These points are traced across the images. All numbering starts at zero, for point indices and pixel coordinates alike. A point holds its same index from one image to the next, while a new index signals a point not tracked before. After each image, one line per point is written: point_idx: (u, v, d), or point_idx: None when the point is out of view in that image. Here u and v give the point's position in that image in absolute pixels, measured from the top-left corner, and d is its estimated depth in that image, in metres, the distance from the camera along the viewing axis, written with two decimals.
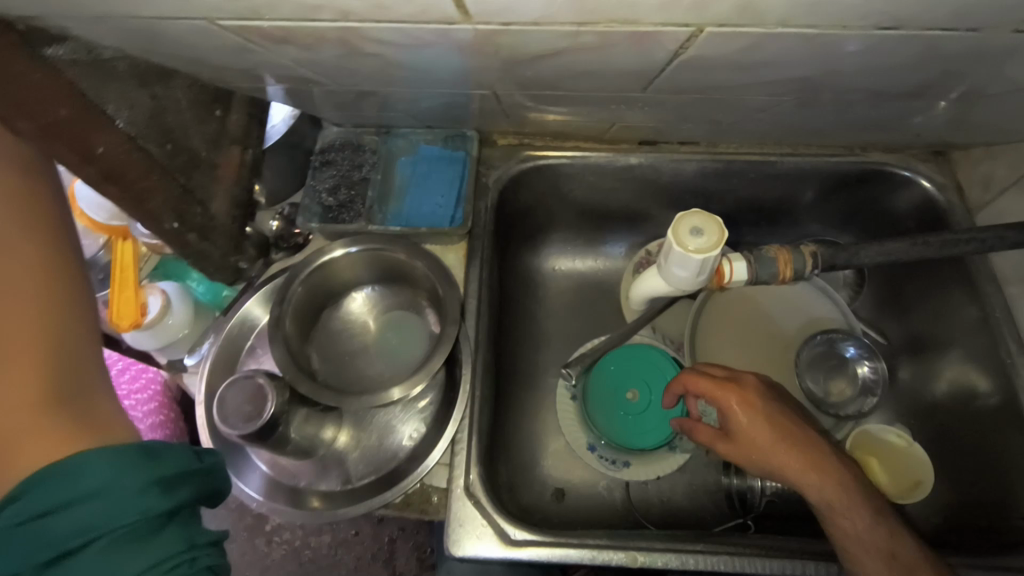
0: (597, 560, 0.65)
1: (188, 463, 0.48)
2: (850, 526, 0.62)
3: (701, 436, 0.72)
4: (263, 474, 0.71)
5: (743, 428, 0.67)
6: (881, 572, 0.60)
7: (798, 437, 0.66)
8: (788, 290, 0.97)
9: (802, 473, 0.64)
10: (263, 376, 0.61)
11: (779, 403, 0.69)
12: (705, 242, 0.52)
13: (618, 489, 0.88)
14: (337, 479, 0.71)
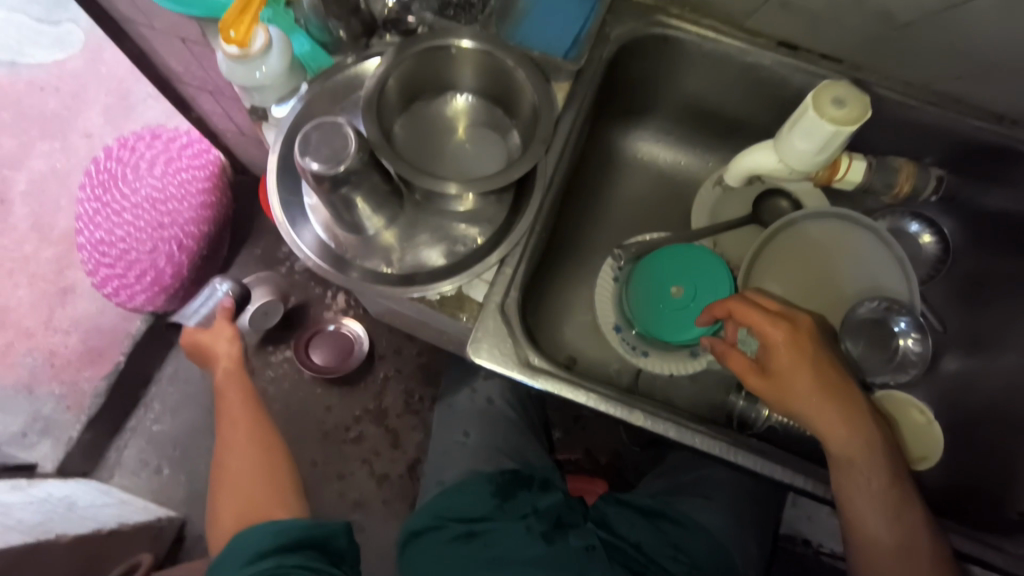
0: (602, 409, 0.68)
1: (309, 530, 0.74)
2: (862, 481, 0.63)
3: (733, 365, 0.68)
4: (317, 234, 0.73)
5: (784, 367, 0.64)
6: (876, 522, 0.62)
7: (836, 388, 0.64)
8: (858, 244, 0.89)
9: (831, 424, 0.63)
10: (351, 129, 0.62)
11: (828, 352, 0.66)
12: (846, 111, 0.63)
13: (628, 374, 0.90)
14: (381, 260, 0.73)
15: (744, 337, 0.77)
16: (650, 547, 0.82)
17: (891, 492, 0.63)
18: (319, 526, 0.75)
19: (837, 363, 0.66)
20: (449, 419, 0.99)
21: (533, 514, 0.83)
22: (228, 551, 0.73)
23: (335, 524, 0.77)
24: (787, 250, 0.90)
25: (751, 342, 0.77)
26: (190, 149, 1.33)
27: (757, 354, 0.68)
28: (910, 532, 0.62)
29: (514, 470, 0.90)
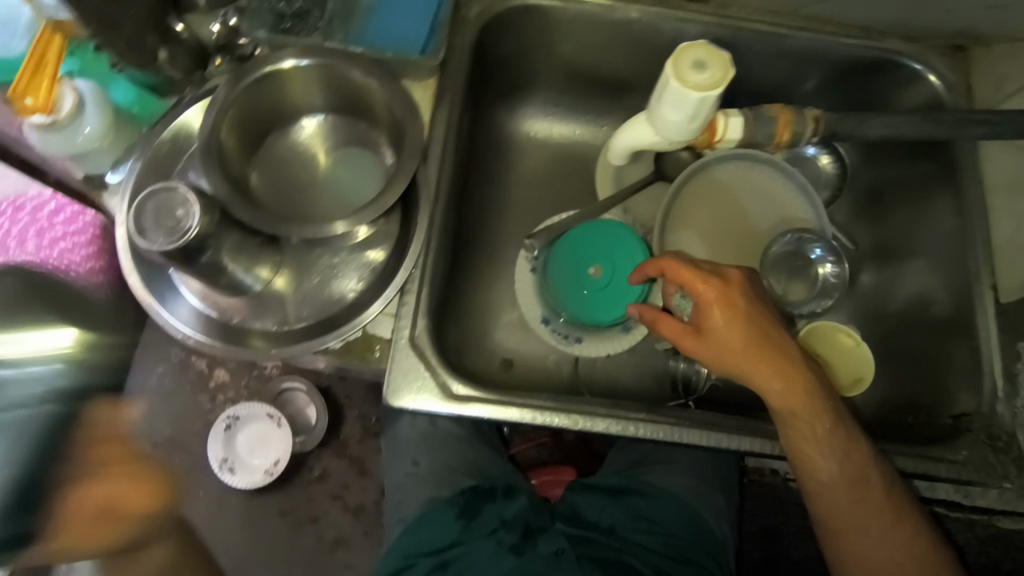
0: (539, 421, 0.66)
1: None
2: (809, 430, 0.62)
3: (667, 331, 0.66)
4: (193, 305, 0.67)
5: (718, 327, 0.63)
6: (829, 467, 0.62)
7: (772, 340, 0.63)
8: (762, 180, 0.89)
9: (770, 379, 0.62)
10: (186, 191, 0.57)
11: (761, 304, 0.65)
12: (707, 75, 0.62)
13: (566, 363, 0.87)
14: (274, 319, 0.67)
15: (679, 301, 0.70)
16: (623, 528, 0.82)
17: (838, 436, 0.62)
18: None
19: (770, 314, 0.65)
20: (394, 449, 0.94)
21: (501, 527, 0.80)
22: None
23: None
24: (693, 201, 0.89)
25: (685, 305, 0.69)
26: (64, 215, 1.05)
27: (690, 316, 0.66)
28: (861, 470, 0.62)
29: (473, 486, 0.87)
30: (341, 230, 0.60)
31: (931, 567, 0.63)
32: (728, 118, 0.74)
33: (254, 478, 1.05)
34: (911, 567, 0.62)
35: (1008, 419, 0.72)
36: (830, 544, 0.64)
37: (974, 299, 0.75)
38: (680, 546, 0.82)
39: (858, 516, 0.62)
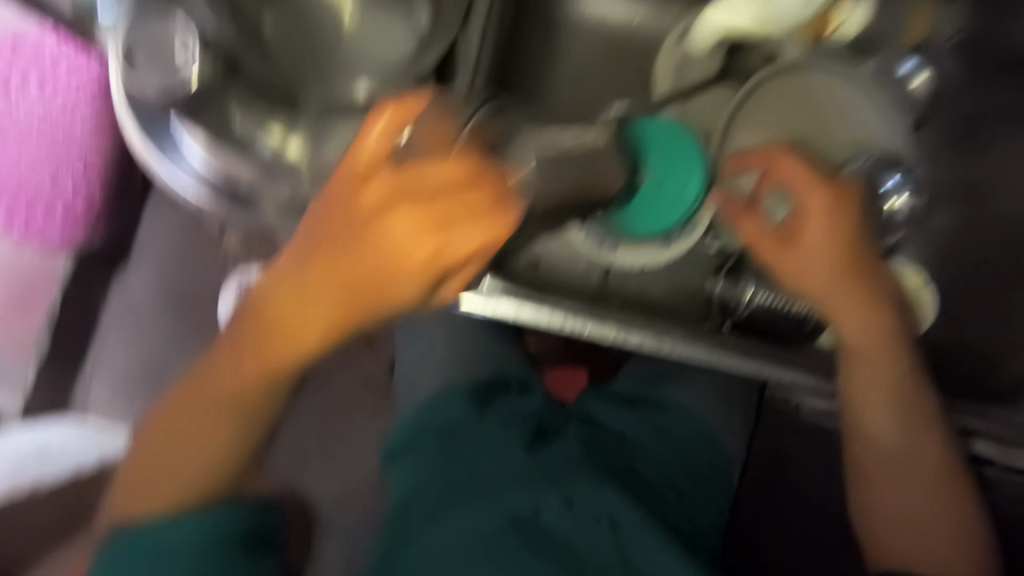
0: (568, 326, 0.67)
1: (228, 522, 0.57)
2: (864, 368, 0.60)
3: (749, 231, 0.61)
4: (196, 162, 0.59)
5: (811, 241, 0.59)
6: (879, 412, 0.59)
7: (865, 270, 0.59)
8: (846, 90, 0.75)
9: (853, 303, 0.59)
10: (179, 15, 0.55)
11: (864, 227, 0.60)
12: None
13: (597, 270, 0.80)
14: (285, 188, 0.60)
15: (772, 203, 0.62)
16: (635, 436, 0.82)
17: (899, 383, 0.59)
18: (228, 525, 0.56)
19: (870, 244, 0.60)
20: (410, 337, 0.91)
21: (514, 418, 0.79)
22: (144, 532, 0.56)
23: (233, 503, 0.58)
24: (768, 108, 0.76)
25: (779, 209, 0.61)
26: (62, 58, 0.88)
27: (779, 223, 0.61)
28: (916, 420, 0.60)
29: (488, 380, 0.85)
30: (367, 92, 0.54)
31: (965, 529, 0.59)
32: (853, 5, 0.76)
33: None
34: (942, 524, 0.58)
35: None
36: (858, 479, 0.61)
37: None
38: (690, 462, 0.82)
39: (892, 460, 0.60)
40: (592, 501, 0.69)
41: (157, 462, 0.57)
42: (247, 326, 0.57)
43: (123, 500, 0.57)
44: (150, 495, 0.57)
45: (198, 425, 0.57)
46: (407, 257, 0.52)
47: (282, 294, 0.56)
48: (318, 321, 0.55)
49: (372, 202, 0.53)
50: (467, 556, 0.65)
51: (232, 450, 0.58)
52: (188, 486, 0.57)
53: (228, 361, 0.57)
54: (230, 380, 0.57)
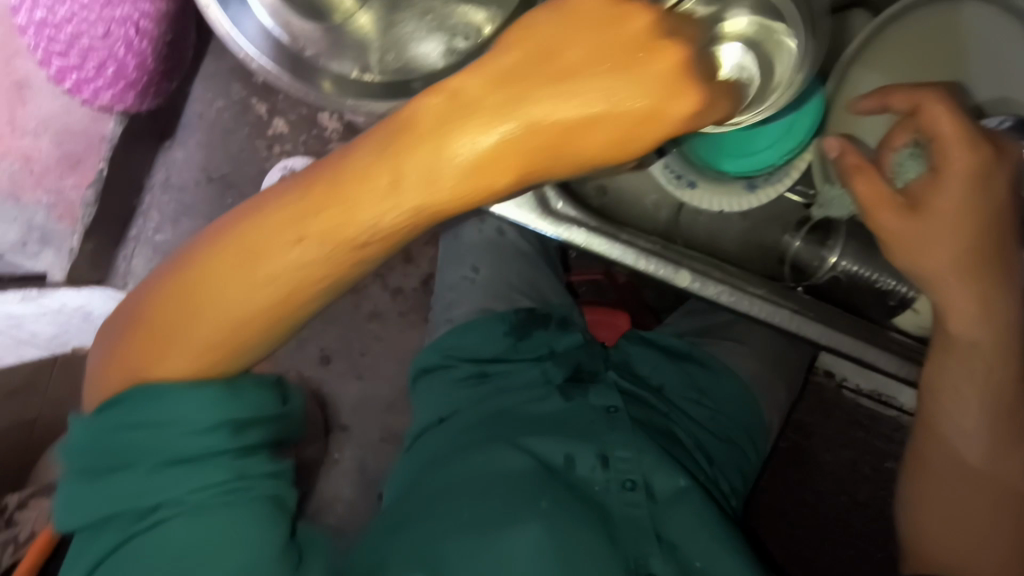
0: (640, 266, 0.60)
1: (247, 426, 0.48)
2: (972, 363, 0.52)
3: (862, 189, 0.54)
4: (262, 24, 0.56)
5: (942, 211, 0.50)
6: (970, 412, 0.53)
7: (994, 258, 0.51)
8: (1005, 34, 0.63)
9: (972, 289, 0.51)
10: None
11: (1006, 199, 0.51)
12: None
13: (666, 209, 0.75)
14: (352, 65, 0.58)
15: (901, 159, 0.55)
16: (672, 390, 0.80)
17: (1007, 385, 0.53)
18: (243, 420, 0.48)
19: (1008, 229, 0.51)
20: (454, 251, 0.88)
21: (550, 356, 0.77)
22: (138, 398, 0.45)
23: (252, 386, 0.49)
24: (897, 48, 0.65)
25: (910, 166, 0.55)
26: None
27: (902, 189, 0.53)
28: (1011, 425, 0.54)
29: (530, 309, 0.82)
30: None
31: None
32: None
33: None
34: (1011, 546, 0.53)
35: None
36: (916, 483, 0.57)
37: None
38: (724, 425, 0.79)
39: (968, 471, 0.54)
40: (628, 462, 0.62)
41: (198, 303, 0.43)
42: (368, 147, 0.41)
43: (147, 352, 0.45)
44: (186, 348, 0.45)
45: (255, 272, 0.42)
46: (628, 119, 0.40)
47: (453, 117, 0.39)
48: (481, 171, 0.40)
49: (605, 44, 0.40)
50: (492, 493, 0.60)
51: (279, 315, 0.44)
52: (237, 341, 0.45)
53: (325, 192, 0.41)
54: (319, 218, 0.41)
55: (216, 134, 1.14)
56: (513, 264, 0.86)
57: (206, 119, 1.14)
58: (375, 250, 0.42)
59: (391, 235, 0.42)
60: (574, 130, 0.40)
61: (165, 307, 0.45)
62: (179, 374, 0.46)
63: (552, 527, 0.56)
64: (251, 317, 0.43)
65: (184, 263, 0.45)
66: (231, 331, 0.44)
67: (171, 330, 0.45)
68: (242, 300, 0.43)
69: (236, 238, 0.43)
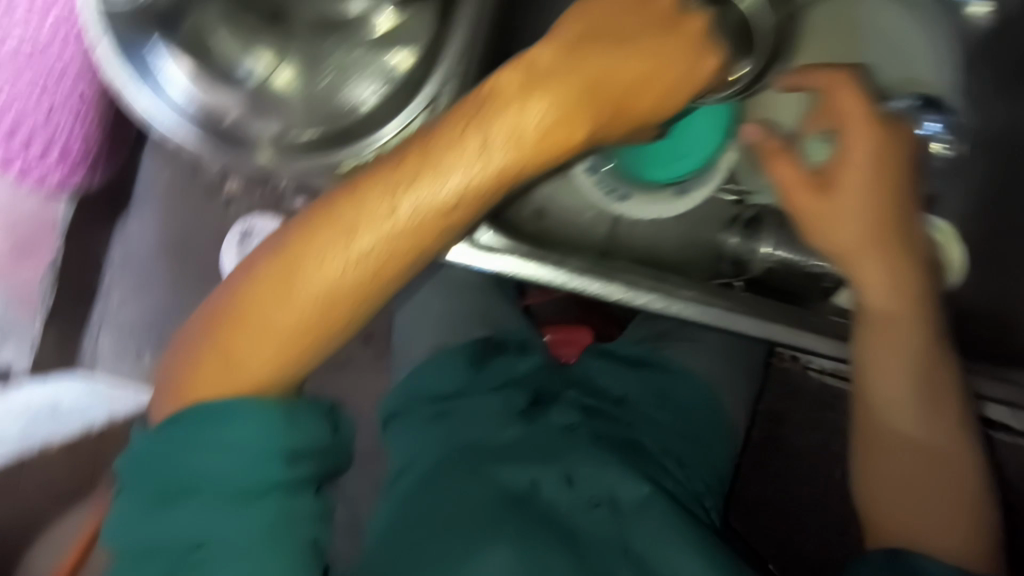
0: (571, 286, 0.62)
1: (309, 450, 0.49)
2: (897, 336, 0.53)
3: (783, 172, 0.57)
4: (180, 101, 0.57)
5: (850, 189, 0.53)
6: (903, 390, 0.53)
7: (903, 222, 0.53)
8: (889, 29, 0.72)
9: (886, 262, 0.53)
10: None
11: (908, 179, 0.54)
12: None
13: (603, 224, 0.77)
14: (276, 124, 0.59)
15: (812, 143, 0.62)
16: (636, 398, 0.82)
17: (941, 354, 0.53)
18: (298, 450, 0.49)
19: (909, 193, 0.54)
20: (407, 294, 0.90)
21: (512, 383, 0.77)
22: (204, 413, 0.47)
23: (311, 415, 0.50)
24: (806, 49, 0.72)
25: (819, 148, 0.62)
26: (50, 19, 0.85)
27: (814, 169, 0.56)
28: (940, 400, 0.54)
29: (487, 338, 0.84)
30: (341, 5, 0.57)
31: (987, 521, 0.52)
32: None
33: None
34: (965, 520, 0.51)
35: None
36: (865, 469, 0.55)
37: None
38: (689, 426, 0.81)
39: (913, 446, 0.53)
40: (593, 478, 0.64)
41: (298, 276, 0.47)
42: (448, 124, 0.48)
43: (244, 331, 0.48)
44: (280, 325, 0.47)
45: (353, 244, 0.47)
46: (674, 83, 0.54)
47: (528, 86, 0.48)
48: (554, 132, 0.48)
49: (637, 30, 0.53)
50: (460, 524, 0.60)
51: (360, 299, 0.48)
52: (327, 323, 0.48)
53: (419, 162, 0.47)
54: (417, 186, 0.47)
55: (167, 203, 1.12)
56: (469, 294, 0.87)
57: (156, 188, 1.12)
58: (463, 212, 0.48)
59: (480, 197, 0.48)
60: (619, 92, 0.51)
61: (264, 288, 0.48)
62: (270, 365, 0.48)
63: (522, 551, 0.57)
64: (348, 291, 0.47)
65: (280, 249, 0.48)
66: (331, 302, 0.47)
67: (265, 318, 0.47)
68: (338, 271, 0.47)
69: (328, 224, 0.47)
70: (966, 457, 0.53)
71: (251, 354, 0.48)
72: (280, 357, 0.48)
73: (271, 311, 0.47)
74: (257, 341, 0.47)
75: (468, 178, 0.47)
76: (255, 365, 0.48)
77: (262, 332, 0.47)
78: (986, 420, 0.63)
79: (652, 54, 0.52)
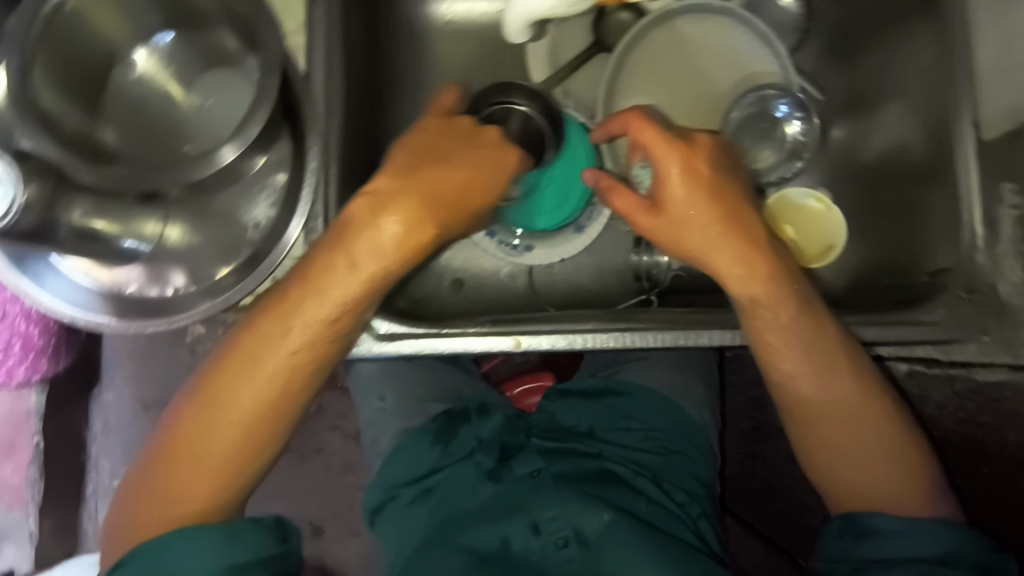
0: (477, 350, 0.63)
1: (251, 556, 0.51)
2: (768, 318, 0.55)
3: (620, 203, 0.57)
4: (87, 286, 0.60)
5: (677, 201, 0.55)
6: (796, 360, 0.55)
7: (739, 219, 0.55)
8: (716, 36, 0.78)
9: (733, 253, 0.55)
10: None
11: (726, 170, 0.57)
12: None
13: (522, 275, 0.81)
14: (176, 279, 0.61)
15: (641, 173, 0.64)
16: (603, 428, 0.83)
17: (813, 334, 0.55)
18: (240, 561, 0.51)
19: (739, 189, 0.57)
20: (357, 390, 0.90)
21: (479, 448, 0.79)
22: (147, 544, 0.50)
23: (244, 527, 0.52)
24: (647, 74, 0.77)
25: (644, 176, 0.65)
26: None
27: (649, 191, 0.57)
28: (835, 360, 0.55)
29: (447, 411, 0.84)
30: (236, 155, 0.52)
31: (915, 458, 0.56)
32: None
33: None
34: (890, 465, 0.56)
35: (990, 270, 0.61)
36: (801, 443, 0.58)
37: (954, 141, 0.63)
38: (661, 440, 0.82)
39: (832, 413, 0.56)
40: (557, 521, 0.68)
41: (218, 417, 0.52)
42: (322, 248, 0.54)
43: (176, 473, 0.52)
44: (211, 464, 0.52)
45: (254, 377, 0.52)
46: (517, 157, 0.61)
47: (380, 207, 0.54)
48: (410, 240, 0.54)
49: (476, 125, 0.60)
50: None
51: (277, 419, 0.54)
52: (252, 445, 0.53)
53: (301, 289, 0.53)
54: (299, 315, 0.53)
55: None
56: (423, 372, 0.90)
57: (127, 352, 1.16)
58: (349, 321, 0.55)
59: (355, 309, 0.54)
60: (452, 193, 0.56)
61: (189, 433, 0.53)
62: (209, 491, 0.52)
63: None
64: (262, 414, 0.53)
65: (196, 391, 0.54)
66: (249, 431, 0.53)
67: (198, 453, 0.52)
68: (251, 404, 0.53)
69: (233, 363, 0.53)
70: (880, 407, 0.56)
71: (189, 488, 0.52)
72: (216, 490, 0.52)
73: (202, 444, 0.52)
74: (192, 473, 0.52)
75: (340, 300, 0.53)
76: (192, 495, 0.52)
77: (197, 464, 0.52)
78: (876, 358, 0.62)
79: (474, 150, 0.59)
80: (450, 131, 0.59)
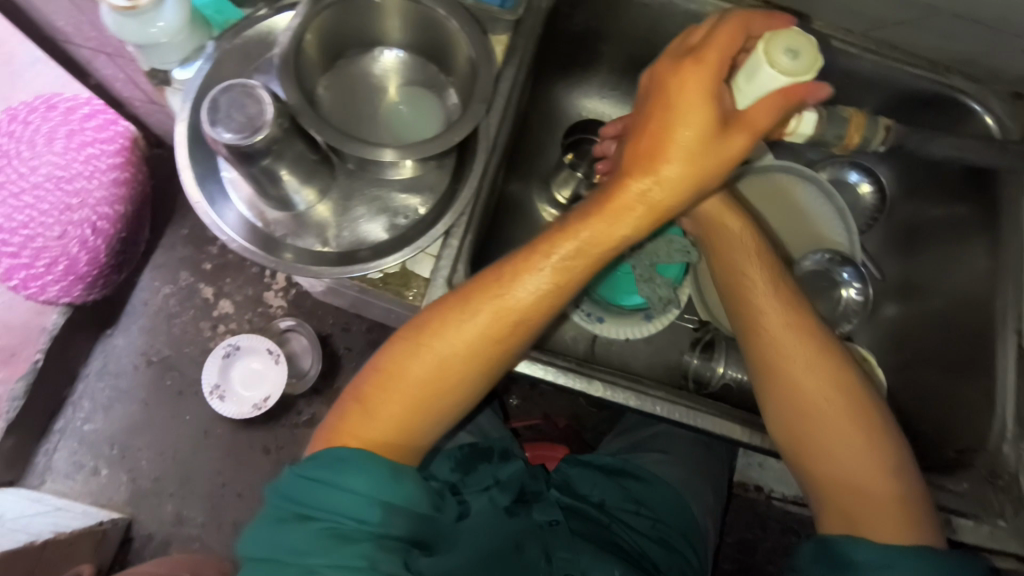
0: (561, 382, 0.69)
1: (412, 503, 0.55)
2: (768, 328, 0.64)
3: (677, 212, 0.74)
4: (241, 214, 0.68)
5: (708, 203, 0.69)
6: (795, 363, 0.63)
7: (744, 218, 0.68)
8: (802, 197, 0.89)
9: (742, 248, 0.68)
10: (254, 92, 0.57)
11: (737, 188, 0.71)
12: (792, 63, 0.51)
13: (584, 341, 0.88)
14: (315, 239, 0.68)
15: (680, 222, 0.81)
16: (613, 504, 0.85)
17: (787, 325, 0.64)
18: (397, 504, 0.54)
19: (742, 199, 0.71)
20: None
21: (495, 485, 0.79)
22: (339, 456, 0.55)
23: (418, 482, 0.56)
24: None
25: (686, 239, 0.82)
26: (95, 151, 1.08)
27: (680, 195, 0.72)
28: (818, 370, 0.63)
29: (472, 444, 0.86)
30: (391, 159, 0.60)
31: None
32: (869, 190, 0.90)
33: (240, 407, 1.06)
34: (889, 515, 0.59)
35: (1013, 461, 0.69)
36: (822, 505, 0.62)
37: (997, 342, 0.72)
38: (666, 532, 0.84)
39: (844, 456, 0.61)
40: (569, 561, 0.73)
41: (422, 352, 0.59)
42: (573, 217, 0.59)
43: (375, 396, 0.59)
44: (409, 395, 0.59)
45: (454, 338, 0.59)
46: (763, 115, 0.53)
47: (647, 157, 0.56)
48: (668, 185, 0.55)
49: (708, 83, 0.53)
50: None
51: (477, 367, 0.60)
52: (449, 387, 0.60)
53: (531, 259, 0.59)
54: (504, 301, 0.58)
55: (160, 319, 1.18)
56: None
57: (151, 305, 1.19)
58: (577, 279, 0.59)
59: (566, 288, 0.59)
60: (685, 179, 0.54)
61: (399, 365, 0.59)
62: (423, 419, 0.60)
63: None
64: (474, 360, 0.59)
65: (404, 337, 0.60)
66: (445, 376, 0.59)
67: (412, 387, 0.59)
68: (454, 357, 0.59)
69: (449, 316, 0.59)
70: (876, 427, 0.62)
71: (412, 420, 0.59)
72: (405, 421, 0.59)
73: (414, 385, 0.59)
74: (397, 405, 0.59)
75: (552, 279, 0.58)
76: (396, 422, 0.59)
77: (412, 403, 0.59)
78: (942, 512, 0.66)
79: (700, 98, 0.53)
80: (669, 86, 0.54)
